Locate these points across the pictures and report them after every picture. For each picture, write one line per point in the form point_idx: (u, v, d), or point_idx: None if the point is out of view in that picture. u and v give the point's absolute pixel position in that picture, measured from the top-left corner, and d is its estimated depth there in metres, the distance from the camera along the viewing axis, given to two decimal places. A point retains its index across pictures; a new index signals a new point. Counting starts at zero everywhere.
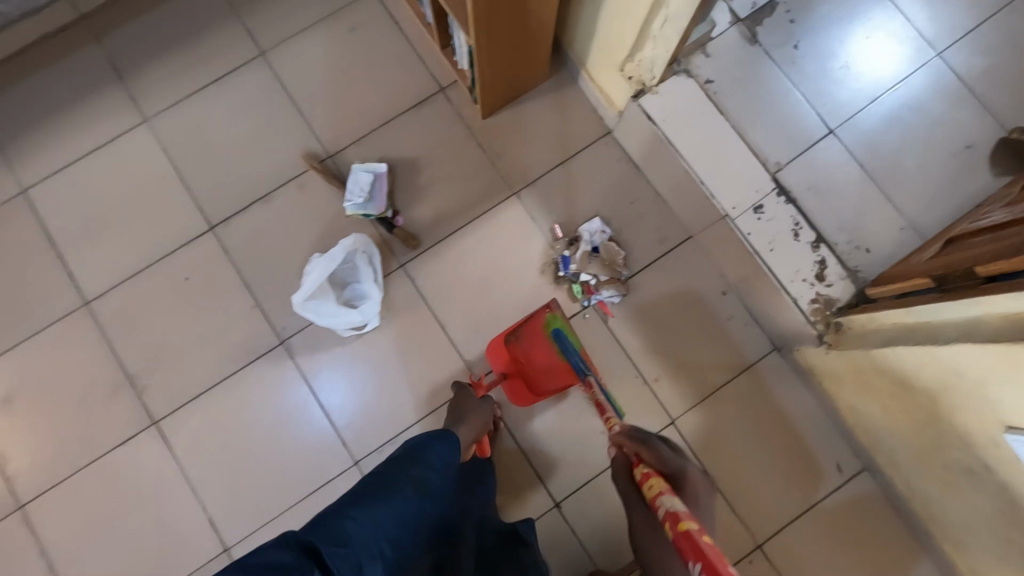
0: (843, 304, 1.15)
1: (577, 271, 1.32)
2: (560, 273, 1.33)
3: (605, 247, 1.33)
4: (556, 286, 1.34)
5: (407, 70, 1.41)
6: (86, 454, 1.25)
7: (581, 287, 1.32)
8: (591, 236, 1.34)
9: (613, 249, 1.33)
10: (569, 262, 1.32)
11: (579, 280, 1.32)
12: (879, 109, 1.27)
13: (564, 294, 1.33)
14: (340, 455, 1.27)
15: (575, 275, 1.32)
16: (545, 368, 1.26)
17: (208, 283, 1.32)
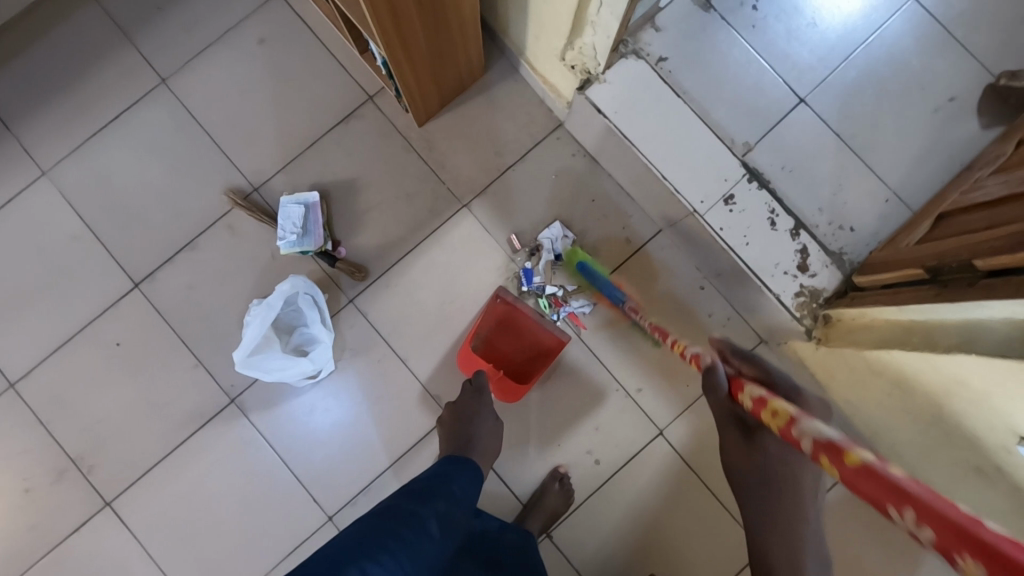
0: (830, 293, 1.06)
1: (542, 284, 1.22)
2: (524, 287, 1.22)
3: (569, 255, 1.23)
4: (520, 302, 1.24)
5: (329, 82, 1.27)
6: (42, 545, 1.18)
7: (547, 301, 1.22)
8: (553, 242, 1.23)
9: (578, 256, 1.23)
10: (533, 275, 1.22)
11: (545, 294, 1.22)
12: (851, 68, 1.14)
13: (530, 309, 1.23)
14: (312, 512, 1.20)
15: (540, 288, 1.22)
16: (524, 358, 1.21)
17: (144, 345, 1.22)
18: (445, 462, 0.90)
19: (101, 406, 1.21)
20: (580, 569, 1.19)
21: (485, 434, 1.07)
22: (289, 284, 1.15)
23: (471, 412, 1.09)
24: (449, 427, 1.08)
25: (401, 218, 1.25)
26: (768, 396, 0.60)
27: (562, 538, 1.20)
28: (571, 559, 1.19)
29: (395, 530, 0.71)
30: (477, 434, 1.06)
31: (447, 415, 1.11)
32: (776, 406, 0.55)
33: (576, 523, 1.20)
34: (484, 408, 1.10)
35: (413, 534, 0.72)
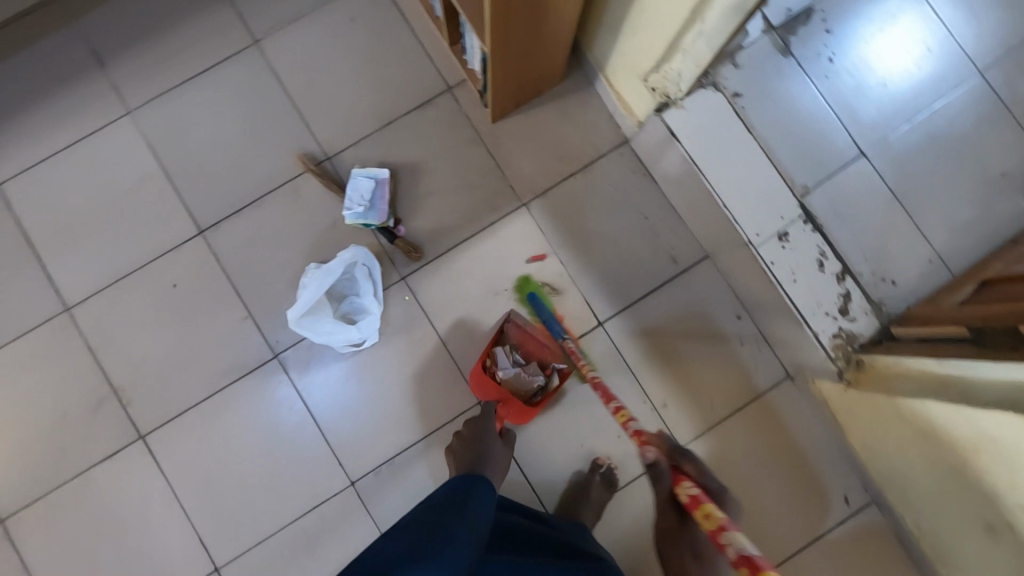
0: (865, 339, 1.11)
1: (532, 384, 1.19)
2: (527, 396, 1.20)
3: (527, 377, 1.19)
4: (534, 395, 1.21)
5: (411, 66, 1.32)
6: (73, 467, 1.21)
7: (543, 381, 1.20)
8: (509, 366, 1.20)
9: (536, 376, 1.19)
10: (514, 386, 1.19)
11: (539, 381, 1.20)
12: (912, 131, 1.19)
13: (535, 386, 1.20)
14: (336, 474, 1.23)
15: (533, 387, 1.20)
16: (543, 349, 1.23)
17: (198, 291, 1.26)
18: (460, 477, 0.89)
19: (148, 342, 1.24)
20: None
21: (494, 455, 1.09)
22: (356, 251, 1.20)
23: (480, 434, 1.12)
24: (461, 452, 1.11)
25: (461, 207, 1.30)
26: (725, 521, 0.62)
27: None
28: None
29: (430, 541, 0.71)
30: (489, 453, 1.09)
31: (462, 437, 1.14)
32: (709, 509, 0.65)
33: None
34: (490, 430, 1.13)
35: (446, 542, 0.72)
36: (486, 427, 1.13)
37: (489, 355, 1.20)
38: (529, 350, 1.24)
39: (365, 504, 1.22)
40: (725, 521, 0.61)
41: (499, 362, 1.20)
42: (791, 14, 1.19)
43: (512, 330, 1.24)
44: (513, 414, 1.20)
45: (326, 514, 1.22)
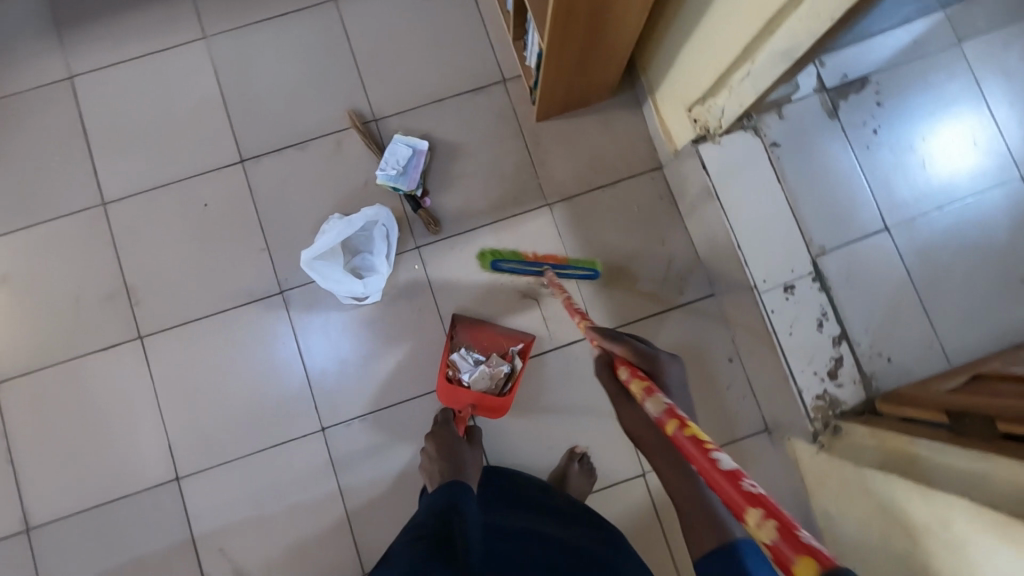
0: (848, 407, 1.13)
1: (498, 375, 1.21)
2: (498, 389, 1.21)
3: (494, 371, 1.21)
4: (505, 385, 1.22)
5: (472, 52, 1.37)
6: (72, 350, 1.27)
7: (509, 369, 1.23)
8: (470, 367, 1.21)
9: (501, 366, 1.21)
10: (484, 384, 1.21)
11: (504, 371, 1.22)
12: (941, 218, 1.19)
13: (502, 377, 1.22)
14: (310, 416, 1.27)
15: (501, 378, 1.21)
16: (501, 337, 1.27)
17: (226, 214, 1.32)
18: (448, 487, 0.89)
19: (168, 251, 1.31)
20: None
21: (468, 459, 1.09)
22: (381, 210, 1.24)
23: (445, 443, 1.11)
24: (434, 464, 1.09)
25: (488, 194, 1.34)
26: (652, 388, 0.68)
27: None
28: None
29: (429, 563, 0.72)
30: (463, 458, 1.08)
31: (430, 452, 1.11)
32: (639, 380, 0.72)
33: None
34: (457, 439, 1.13)
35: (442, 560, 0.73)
36: (450, 437, 1.13)
37: (449, 365, 1.22)
38: (484, 346, 1.27)
39: (331, 452, 1.26)
40: (651, 387, 0.68)
41: (458, 368, 1.22)
42: (846, 79, 1.21)
43: (459, 334, 1.28)
44: (492, 408, 1.22)
45: (292, 453, 1.26)
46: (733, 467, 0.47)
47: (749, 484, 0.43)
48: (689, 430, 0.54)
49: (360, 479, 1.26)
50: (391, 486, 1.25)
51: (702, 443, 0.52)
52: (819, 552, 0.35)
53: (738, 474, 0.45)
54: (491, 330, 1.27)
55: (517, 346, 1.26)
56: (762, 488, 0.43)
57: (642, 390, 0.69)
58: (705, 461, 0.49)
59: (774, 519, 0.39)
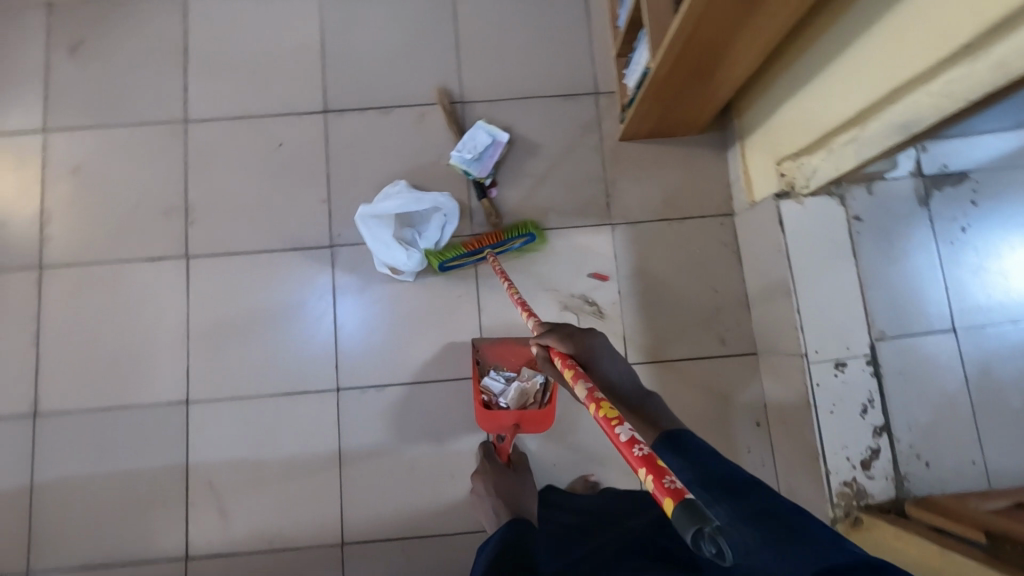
0: (874, 501, 1.08)
1: (532, 385, 1.17)
2: (538, 400, 1.16)
3: (528, 383, 1.17)
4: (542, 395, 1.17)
5: (572, 59, 1.37)
6: (120, 252, 1.29)
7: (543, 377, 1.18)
8: (503, 387, 1.18)
9: (534, 377, 1.18)
10: (521, 399, 1.15)
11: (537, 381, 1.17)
12: (1014, 335, 1.13)
13: (536, 387, 1.17)
14: (327, 374, 1.27)
15: (536, 386, 1.17)
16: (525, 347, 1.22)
17: (297, 158, 1.33)
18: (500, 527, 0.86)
19: (234, 181, 1.32)
20: None
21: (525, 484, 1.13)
22: (442, 194, 1.24)
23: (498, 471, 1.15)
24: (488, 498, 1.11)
25: (555, 200, 1.33)
26: (579, 375, 0.72)
27: None
28: None
29: None
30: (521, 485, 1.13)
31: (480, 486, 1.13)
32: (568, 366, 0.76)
33: None
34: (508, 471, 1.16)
35: None
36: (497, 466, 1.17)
37: (482, 391, 1.18)
38: (513, 362, 1.23)
39: (340, 414, 1.26)
40: (577, 375, 0.72)
41: (491, 392, 1.18)
42: (945, 171, 1.16)
43: (485, 358, 1.23)
44: (537, 419, 1.13)
45: (303, 405, 1.26)
46: (630, 436, 0.55)
47: (640, 447, 0.53)
48: (602, 412, 0.61)
49: (362, 447, 1.25)
50: (390, 462, 1.24)
51: (610, 421, 0.59)
52: (679, 493, 0.46)
53: (633, 440, 0.54)
54: (511, 342, 1.22)
55: None
56: (650, 449, 0.52)
57: (571, 373, 0.74)
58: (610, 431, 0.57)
59: (654, 475, 0.49)
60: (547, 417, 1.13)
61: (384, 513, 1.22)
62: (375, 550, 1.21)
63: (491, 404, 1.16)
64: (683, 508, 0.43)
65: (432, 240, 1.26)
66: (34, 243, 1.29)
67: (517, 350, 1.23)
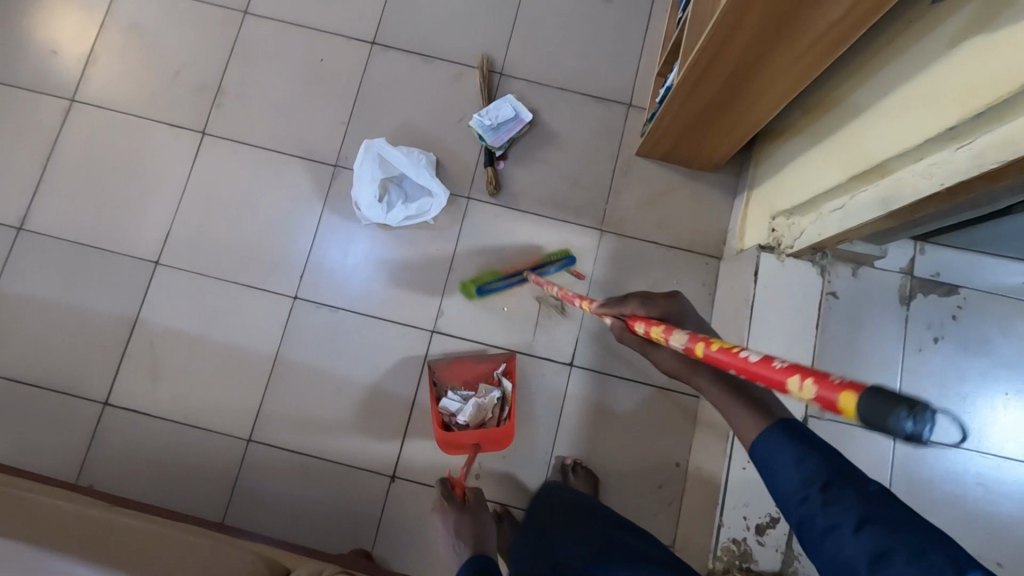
0: (757, 568, 1.05)
1: (489, 401, 1.19)
2: (497, 414, 1.20)
3: (484, 399, 1.19)
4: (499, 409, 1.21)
5: (618, 67, 1.40)
6: (146, 109, 1.36)
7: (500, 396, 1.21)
8: (460, 406, 1.19)
9: (490, 392, 1.21)
10: (481, 416, 1.18)
11: (494, 399, 1.20)
12: (952, 457, 1.11)
13: (492, 402, 1.20)
14: (292, 280, 1.30)
15: (493, 402, 1.20)
16: (485, 365, 1.25)
17: (333, 77, 1.38)
18: None
19: (269, 79, 1.38)
20: (380, 523, 1.22)
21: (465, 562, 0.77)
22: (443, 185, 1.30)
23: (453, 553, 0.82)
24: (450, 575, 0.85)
25: (556, 190, 1.34)
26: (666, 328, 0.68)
27: (397, 489, 1.23)
28: (384, 510, 1.22)
29: None
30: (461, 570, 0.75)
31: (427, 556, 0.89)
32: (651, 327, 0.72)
33: (416, 492, 1.23)
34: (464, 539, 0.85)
35: None
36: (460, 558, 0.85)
37: (440, 413, 1.19)
38: (468, 380, 1.26)
39: (289, 319, 1.29)
40: (669, 329, 0.67)
41: (449, 413, 1.19)
42: (936, 278, 1.15)
43: (441, 379, 1.26)
44: (496, 439, 1.17)
45: (259, 301, 1.29)
46: (762, 356, 0.49)
47: (782, 359, 0.46)
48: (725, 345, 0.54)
49: (300, 358, 1.27)
50: (319, 381, 1.27)
51: (730, 352, 0.53)
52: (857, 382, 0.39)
53: (772, 357, 0.47)
54: (469, 363, 1.25)
55: (501, 368, 1.25)
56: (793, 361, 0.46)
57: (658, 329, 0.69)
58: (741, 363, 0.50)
59: (817, 377, 0.41)
60: (506, 435, 1.16)
61: (298, 427, 1.25)
62: (277, 456, 1.24)
63: (450, 427, 1.18)
64: (868, 395, 0.36)
65: (415, 210, 1.28)
66: (75, 77, 1.37)
67: (473, 369, 1.25)
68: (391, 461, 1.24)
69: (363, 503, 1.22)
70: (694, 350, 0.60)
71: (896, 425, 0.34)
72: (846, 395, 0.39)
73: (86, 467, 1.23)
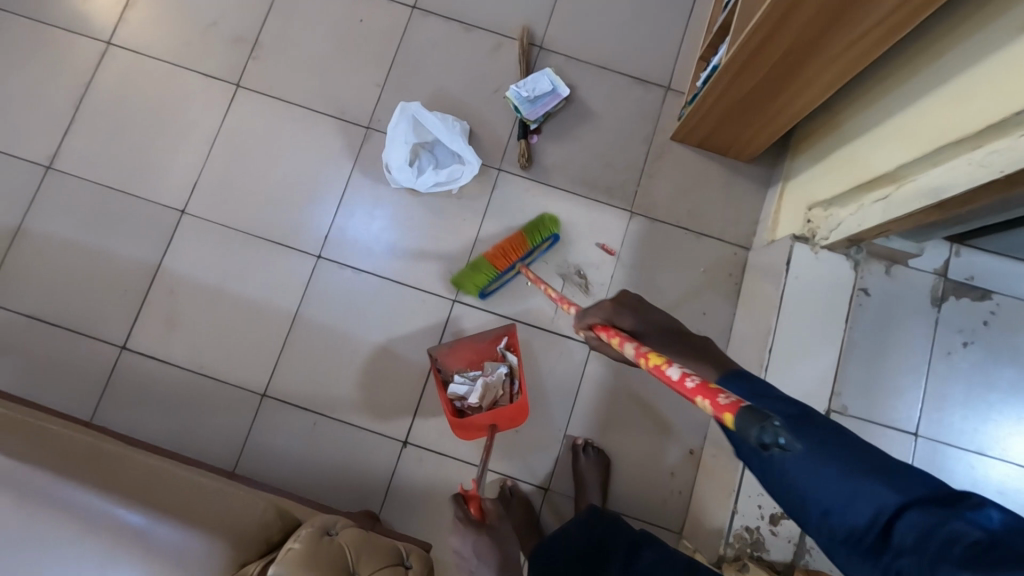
0: (768, 558, 1.04)
1: (496, 378, 1.15)
2: (508, 390, 1.18)
3: (491, 377, 1.15)
4: (507, 383, 1.17)
5: (659, 50, 1.38)
6: (182, 58, 1.35)
7: (507, 371, 1.18)
8: (470, 387, 1.15)
9: (497, 369, 1.17)
10: (491, 395, 1.15)
11: (501, 376, 1.17)
12: (972, 463, 1.10)
13: (500, 378, 1.16)
14: (316, 239, 1.29)
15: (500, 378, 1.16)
16: (485, 343, 1.20)
17: (371, 39, 1.37)
18: None
19: (307, 36, 1.36)
20: (389, 488, 1.21)
21: None
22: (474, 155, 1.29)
23: None
24: None
25: (588, 169, 1.33)
26: (625, 338, 0.74)
27: (408, 455, 1.22)
28: (393, 475, 1.22)
29: None
30: None
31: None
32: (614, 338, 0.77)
33: (426, 460, 1.22)
34: None
35: None
36: None
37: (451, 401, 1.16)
38: (472, 361, 1.22)
39: (311, 277, 1.28)
40: (624, 339, 0.74)
41: (459, 397, 1.16)
42: (970, 282, 1.13)
43: (445, 365, 1.22)
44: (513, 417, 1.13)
45: (282, 257, 1.28)
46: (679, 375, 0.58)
47: (692, 379, 0.55)
48: (653, 360, 0.64)
49: (318, 317, 1.27)
50: (338, 342, 1.26)
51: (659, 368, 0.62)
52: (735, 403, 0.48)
53: (685, 378, 0.56)
54: (468, 344, 1.20)
55: (503, 343, 1.20)
56: (701, 378, 0.55)
57: (616, 338, 0.76)
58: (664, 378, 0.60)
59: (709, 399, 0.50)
60: (521, 411, 1.12)
61: (313, 385, 1.25)
62: (290, 413, 1.23)
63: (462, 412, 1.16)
64: (742, 413, 0.44)
65: (445, 176, 1.27)
66: (113, 21, 1.36)
67: (473, 350, 1.21)
68: (403, 426, 1.23)
69: (374, 466, 1.22)
70: (637, 361, 0.68)
71: (755, 436, 0.41)
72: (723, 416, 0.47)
73: (100, 409, 1.23)
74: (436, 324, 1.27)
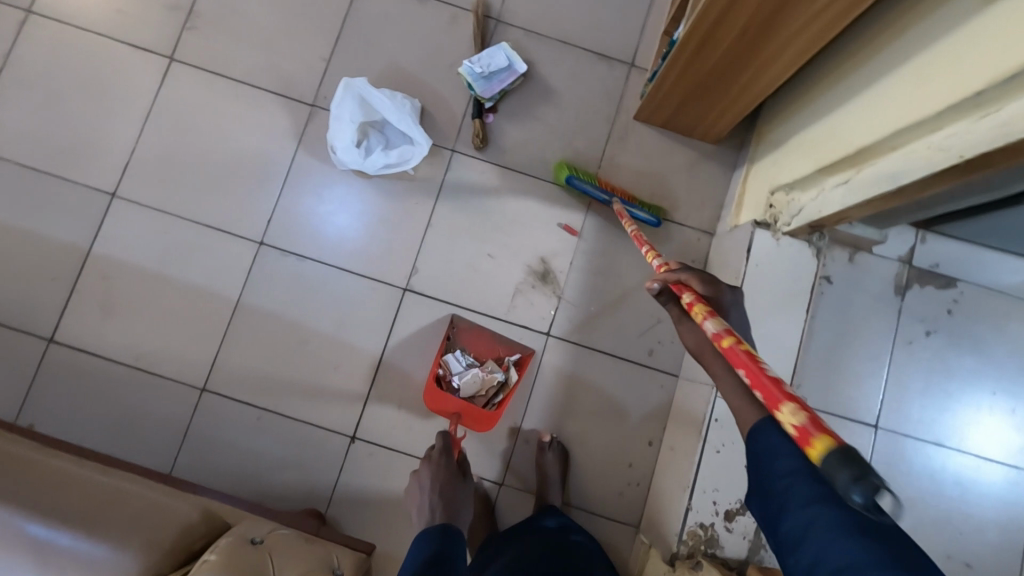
0: (723, 554, 1.02)
1: (488, 379, 1.12)
2: (490, 399, 1.13)
3: (486, 375, 1.12)
4: (494, 394, 1.14)
5: (622, 24, 1.31)
6: (110, 27, 1.25)
7: (500, 387, 1.14)
8: (461, 368, 1.14)
9: (495, 373, 1.14)
10: (474, 393, 1.12)
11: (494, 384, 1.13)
12: (931, 454, 1.08)
13: (490, 383, 1.13)
14: (258, 223, 1.22)
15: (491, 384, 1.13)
16: (496, 345, 1.19)
17: (316, 9, 1.28)
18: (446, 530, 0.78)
19: (246, 5, 1.27)
20: (338, 484, 1.17)
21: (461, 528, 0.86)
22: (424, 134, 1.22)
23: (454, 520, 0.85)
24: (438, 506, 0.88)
25: (547, 150, 1.27)
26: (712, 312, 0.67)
27: (356, 450, 1.17)
28: (342, 472, 1.17)
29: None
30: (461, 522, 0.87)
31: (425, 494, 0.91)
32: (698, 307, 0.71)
33: (376, 455, 1.17)
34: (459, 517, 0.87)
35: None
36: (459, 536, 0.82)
37: (440, 366, 1.13)
38: (479, 352, 1.21)
39: (253, 263, 1.21)
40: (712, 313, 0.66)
41: (450, 368, 1.14)
42: (935, 269, 1.10)
43: (456, 335, 1.20)
44: (478, 419, 1.12)
45: (221, 243, 1.21)
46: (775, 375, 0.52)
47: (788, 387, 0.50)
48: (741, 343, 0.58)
49: (260, 307, 1.20)
50: (282, 332, 1.20)
51: (753, 358, 0.55)
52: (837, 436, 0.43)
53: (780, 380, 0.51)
54: (484, 335, 1.19)
55: (514, 357, 1.19)
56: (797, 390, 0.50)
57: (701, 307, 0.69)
58: (755, 369, 0.54)
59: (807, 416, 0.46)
60: (489, 420, 1.11)
61: (256, 377, 1.19)
62: (232, 408, 1.17)
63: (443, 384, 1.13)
64: (836, 450, 0.41)
65: (395, 158, 1.19)
66: None
67: (485, 343, 1.20)
68: (352, 420, 1.18)
69: (321, 462, 1.17)
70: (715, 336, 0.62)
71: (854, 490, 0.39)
72: (824, 440, 0.43)
73: (27, 406, 1.16)
74: (386, 313, 1.21)
